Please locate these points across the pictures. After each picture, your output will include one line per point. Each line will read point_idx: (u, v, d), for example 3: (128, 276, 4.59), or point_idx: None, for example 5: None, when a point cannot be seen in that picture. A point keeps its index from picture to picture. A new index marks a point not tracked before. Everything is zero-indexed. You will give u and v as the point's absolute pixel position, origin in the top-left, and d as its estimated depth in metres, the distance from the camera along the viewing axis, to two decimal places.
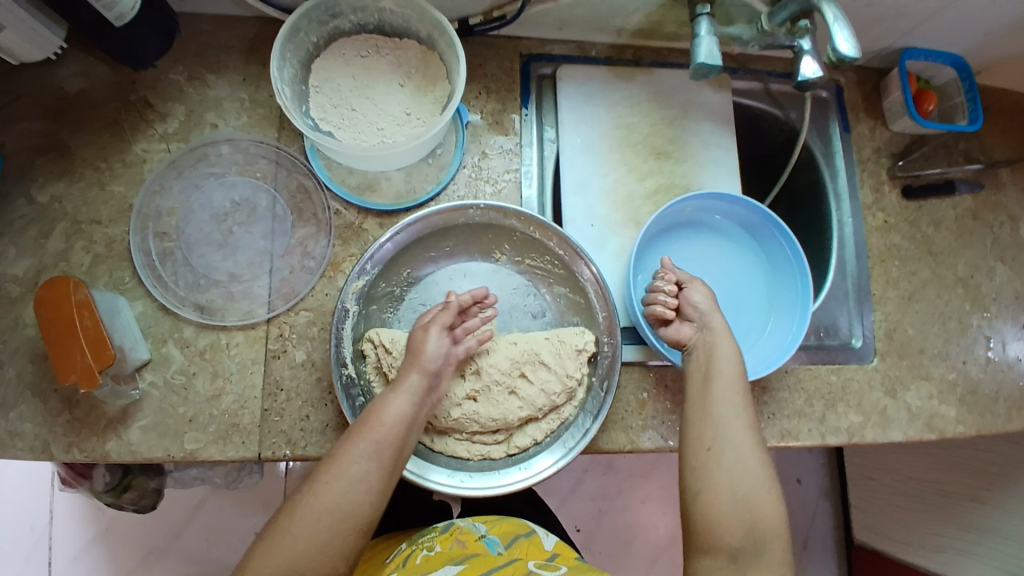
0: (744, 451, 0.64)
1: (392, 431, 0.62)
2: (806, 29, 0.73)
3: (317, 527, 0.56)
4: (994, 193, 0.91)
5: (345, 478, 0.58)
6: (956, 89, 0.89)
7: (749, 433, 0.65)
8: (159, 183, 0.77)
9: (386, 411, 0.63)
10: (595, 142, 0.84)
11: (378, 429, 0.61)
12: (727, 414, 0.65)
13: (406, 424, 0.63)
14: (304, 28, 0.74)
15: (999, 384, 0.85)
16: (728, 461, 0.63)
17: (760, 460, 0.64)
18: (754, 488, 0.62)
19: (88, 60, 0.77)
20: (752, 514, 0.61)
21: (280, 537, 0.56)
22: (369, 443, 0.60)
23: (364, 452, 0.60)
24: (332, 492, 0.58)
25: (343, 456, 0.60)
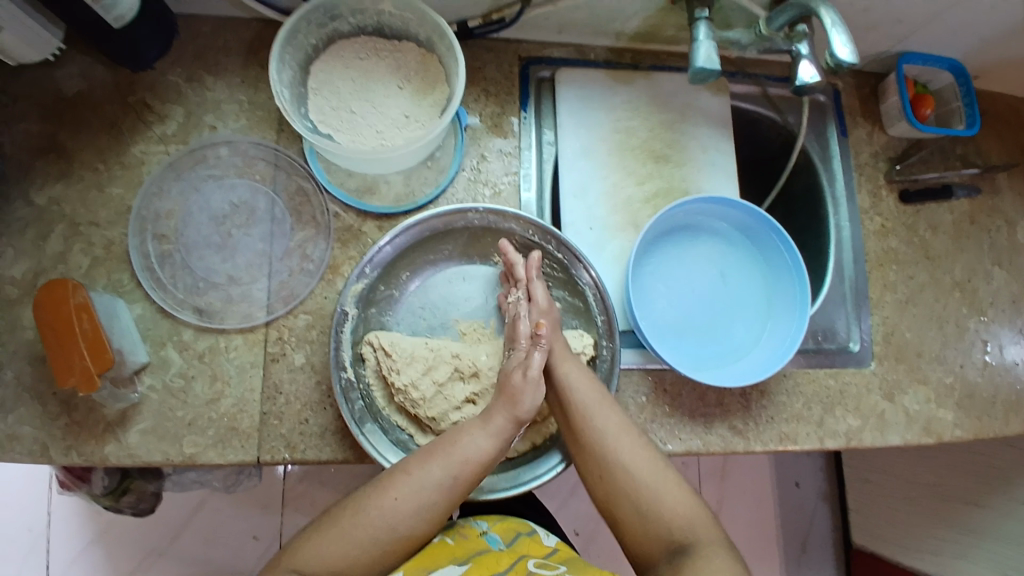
0: (621, 460, 0.63)
1: (469, 467, 0.62)
2: (804, 34, 0.74)
3: (371, 534, 0.59)
4: (992, 197, 0.92)
5: (410, 493, 0.60)
6: (953, 95, 0.90)
7: (626, 438, 0.65)
8: (158, 186, 0.77)
9: (464, 445, 0.63)
10: (595, 146, 0.84)
11: (457, 457, 0.62)
12: (600, 421, 0.66)
13: (482, 464, 0.63)
14: (303, 30, 0.74)
15: (996, 387, 0.85)
16: (615, 477, 0.63)
17: (643, 456, 0.64)
18: (652, 490, 0.62)
19: (86, 62, 0.77)
20: (665, 518, 0.60)
21: (327, 537, 0.59)
22: (446, 469, 0.62)
23: (439, 476, 0.61)
24: (396, 507, 0.60)
25: (411, 471, 0.62)
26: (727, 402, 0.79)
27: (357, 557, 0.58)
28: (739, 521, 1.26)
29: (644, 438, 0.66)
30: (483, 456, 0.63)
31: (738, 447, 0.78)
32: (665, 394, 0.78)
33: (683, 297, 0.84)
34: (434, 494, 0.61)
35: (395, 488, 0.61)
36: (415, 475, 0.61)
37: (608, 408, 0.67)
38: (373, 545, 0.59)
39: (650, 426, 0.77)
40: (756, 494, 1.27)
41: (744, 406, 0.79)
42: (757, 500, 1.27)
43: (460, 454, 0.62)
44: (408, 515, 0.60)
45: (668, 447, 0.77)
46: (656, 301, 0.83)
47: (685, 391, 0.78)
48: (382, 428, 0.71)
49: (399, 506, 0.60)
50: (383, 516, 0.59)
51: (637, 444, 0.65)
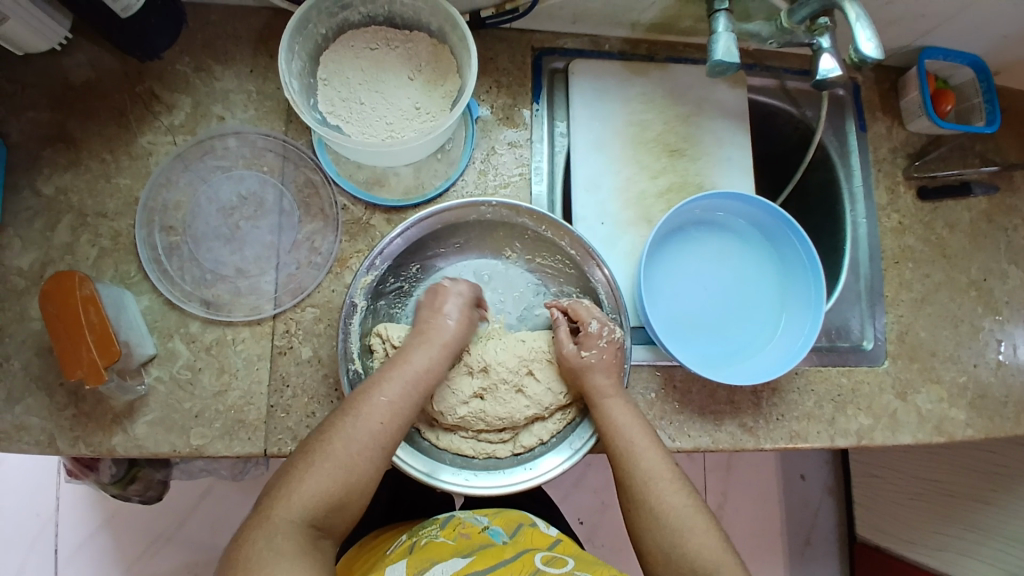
0: (655, 501, 0.63)
1: (426, 375, 0.65)
2: (826, 27, 0.71)
3: (358, 459, 0.59)
4: (1010, 195, 0.90)
5: (377, 410, 0.61)
6: (974, 91, 0.88)
7: (661, 482, 0.64)
8: (166, 176, 0.76)
9: (413, 361, 0.65)
10: (608, 139, 0.83)
11: (410, 369, 0.65)
12: (645, 452, 0.66)
13: (433, 373, 0.66)
14: (314, 19, 0.73)
15: (1009, 388, 0.84)
16: (647, 515, 0.63)
17: (678, 501, 0.63)
18: (680, 531, 0.61)
19: (94, 50, 0.76)
20: (689, 559, 0.60)
21: (317, 466, 0.58)
22: (402, 383, 0.64)
23: (397, 391, 0.63)
24: (372, 427, 0.60)
25: (374, 394, 0.62)
26: (737, 400, 0.78)
27: (350, 481, 0.58)
28: (742, 515, 1.26)
29: (683, 482, 0.65)
30: (431, 368, 0.66)
31: (748, 445, 0.78)
32: (675, 390, 0.77)
33: (696, 293, 0.82)
34: (395, 401, 0.62)
35: (363, 410, 0.61)
36: (375, 395, 0.62)
37: (645, 445, 0.66)
38: (358, 466, 0.59)
39: (660, 423, 0.77)
40: (761, 487, 1.27)
41: (755, 404, 0.79)
42: (762, 493, 1.27)
43: (412, 370, 0.65)
44: (382, 431, 0.61)
45: (676, 445, 0.76)
46: (670, 298, 0.82)
47: (695, 388, 0.78)
48: None
49: (371, 425, 0.60)
50: (364, 436, 0.60)
51: (672, 486, 0.64)
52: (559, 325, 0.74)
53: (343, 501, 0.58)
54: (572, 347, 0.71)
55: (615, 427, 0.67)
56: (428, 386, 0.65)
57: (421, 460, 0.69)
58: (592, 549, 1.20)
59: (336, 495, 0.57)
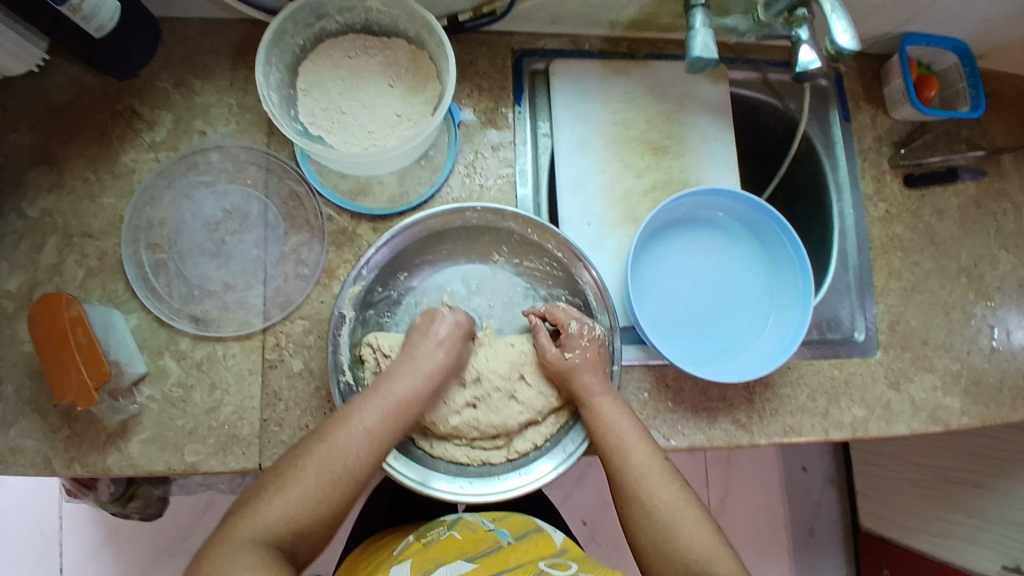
0: (647, 497, 0.63)
1: (407, 401, 0.65)
2: (804, 19, 0.72)
3: (331, 484, 0.60)
4: (997, 179, 0.90)
5: (354, 438, 0.61)
6: (957, 76, 0.88)
7: (652, 476, 0.64)
8: (150, 194, 0.76)
9: (395, 386, 0.65)
10: (591, 139, 0.83)
11: (391, 397, 0.64)
12: (635, 445, 0.66)
13: (415, 403, 0.65)
14: (290, 31, 0.73)
15: (1003, 373, 0.84)
16: (639, 511, 0.63)
17: (669, 495, 0.64)
18: (672, 524, 0.62)
19: (73, 71, 0.76)
20: (680, 552, 0.61)
21: (285, 488, 0.59)
22: (382, 411, 0.63)
23: (377, 418, 0.63)
24: (343, 461, 0.60)
25: (352, 417, 0.62)
26: (730, 396, 0.78)
27: (319, 505, 0.59)
28: (744, 509, 1.26)
29: (673, 475, 0.65)
30: (413, 397, 0.65)
31: (742, 440, 0.78)
32: (667, 389, 0.78)
33: (685, 291, 0.83)
34: (374, 430, 0.62)
35: (337, 438, 0.61)
36: (354, 421, 0.62)
37: (634, 441, 0.66)
38: (327, 495, 0.59)
39: (653, 422, 0.77)
40: (761, 477, 1.27)
41: (748, 400, 0.79)
42: (764, 485, 1.27)
43: (394, 398, 0.64)
44: (352, 466, 0.60)
45: (671, 443, 0.77)
46: (659, 296, 0.82)
47: (687, 385, 0.78)
48: None
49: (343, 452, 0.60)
50: (338, 460, 0.60)
51: (663, 482, 0.64)
52: (538, 329, 0.74)
53: (308, 527, 0.59)
54: (555, 351, 0.71)
55: (605, 424, 0.67)
56: (409, 412, 0.65)
57: (415, 469, 0.69)
58: (595, 546, 1.20)
59: (302, 519, 0.58)
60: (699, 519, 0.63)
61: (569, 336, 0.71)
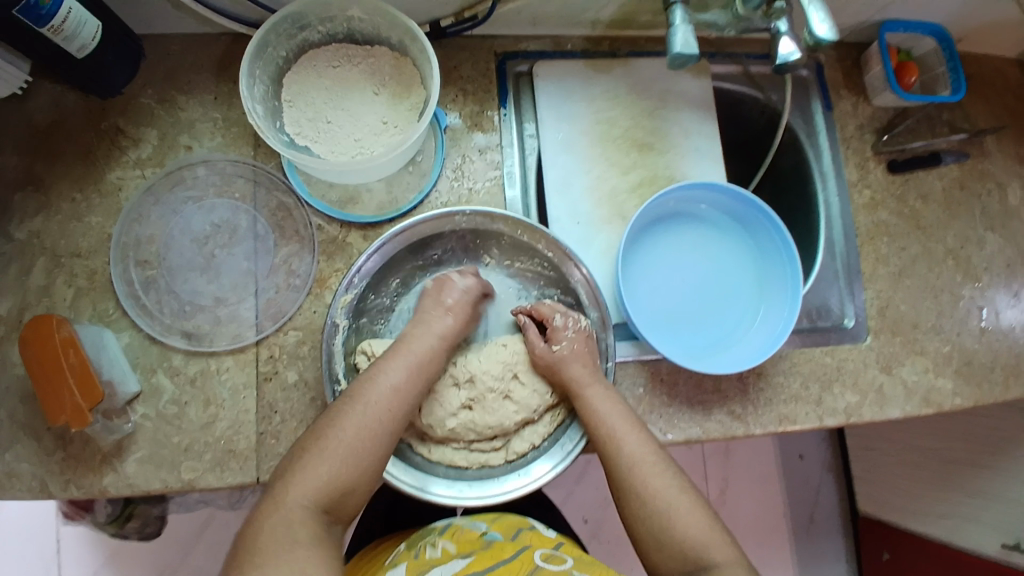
0: (641, 485, 0.63)
1: (427, 358, 0.67)
2: (782, 11, 0.71)
3: (365, 442, 0.59)
4: (980, 161, 0.91)
5: (381, 396, 0.62)
6: (938, 60, 0.88)
7: (646, 465, 0.65)
8: (136, 211, 0.76)
9: (414, 346, 0.67)
10: (577, 138, 0.83)
11: (411, 354, 0.67)
12: (629, 434, 0.66)
13: (432, 360, 0.68)
14: (272, 42, 0.73)
15: (993, 353, 0.85)
16: (635, 500, 0.63)
17: (664, 484, 0.63)
18: (667, 511, 0.62)
19: (55, 90, 0.75)
20: (678, 539, 0.61)
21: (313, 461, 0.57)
22: (406, 368, 0.65)
23: (400, 377, 0.64)
24: (377, 414, 0.61)
25: (377, 377, 0.63)
26: (725, 388, 0.79)
27: (354, 467, 0.58)
28: (747, 497, 1.27)
29: (667, 463, 0.65)
30: (430, 354, 0.68)
31: (738, 431, 0.78)
32: (662, 383, 0.78)
33: (676, 286, 0.83)
34: (399, 386, 0.64)
35: (369, 398, 0.62)
36: (379, 380, 0.63)
37: (626, 429, 0.67)
38: (365, 449, 0.59)
39: (650, 417, 0.77)
40: (760, 466, 1.28)
41: (742, 390, 0.79)
42: (764, 474, 1.28)
43: (414, 356, 0.67)
44: (387, 416, 0.61)
45: (668, 437, 0.77)
46: (651, 293, 0.82)
47: (682, 379, 0.78)
48: None
49: (370, 417, 0.60)
50: (372, 418, 0.60)
51: (658, 471, 0.64)
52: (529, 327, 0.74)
53: (349, 485, 0.58)
54: (543, 345, 0.72)
55: (597, 415, 0.68)
56: (428, 371, 0.67)
57: (414, 474, 0.69)
58: (597, 544, 1.20)
59: (340, 482, 0.57)
60: (696, 508, 0.62)
61: (558, 329, 0.72)
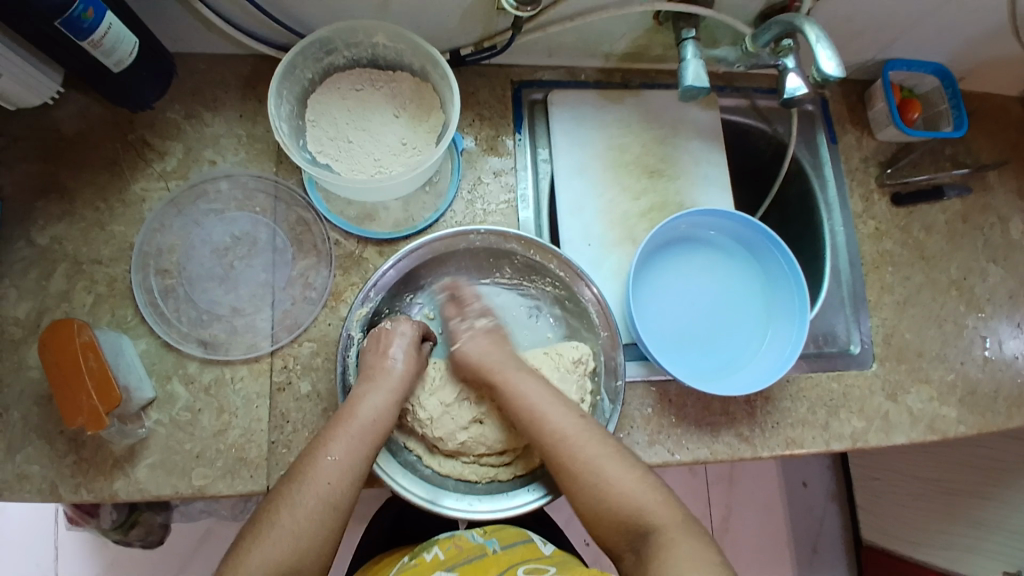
0: (570, 460, 0.63)
1: (372, 423, 0.64)
2: (789, 49, 0.74)
3: (305, 524, 0.57)
4: (981, 195, 0.93)
5: (322, 471, 0.60)
6: (940, 97, 0.92)
7: (571, 437, 0.64)
8: (160, 221, 0.77)
9: (363, 410, 0.65)
10: (589, 163, 0.86)
11: (358, 423, 0.64)
12: (552, 411, 0.66)
13: (381, 423, 0.65)
14: (300, 65, 0.76)
15: (998, 383, 0.86)
16: (570, 477, 0.63)
17: (594, 453, 0.63)
18: (599, 483, 0.61)
19: (87, 103, 0.78)
20: (618, 508, 0.60)
21: (265, 541, 0.56)
22: (348, 440, 0.62)
23: (342, 450, 0.62)
24: (319, 488, 0.59)
25: (319, 454, 0.61)
26: (732, 411, 0.80)
27: (301, 550, 0.56)
28: (748, 524, 1.26)
29: (593, 432, 0.65)
30: (378, 417, 0.65)
31: (746, 454, 0.79)
32: (671, 405, 0.79)
33: (684, 309, 0.84)
34: (342, 460, 0.61)
35: (309, 475, 0.60)
36: (318, 455, 0.61)
37: (551, 406, 0.66)
38: (309, 530, 0.57)
39: (659, 438, 0.77)
40: (762, 494, 1.27)
41: (750, 414, 0.80)
42: (766, 500, 1.27)
43: (360, 422, 0.64)
44: (332, 493, 0.59)
45: (677, 458, 0.77)
46: (658, 314, 0.83)
47: (690, 401, 0.79)
48: (390, 450, 0.71)
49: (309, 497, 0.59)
50: (310, 498, 0.58)
51: (588, 443, 0.64)
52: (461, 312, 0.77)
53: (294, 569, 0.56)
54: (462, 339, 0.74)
55: (521, 398, 0.67)
56: (375, 439, 0.64)
57: (424, 487, 0.69)
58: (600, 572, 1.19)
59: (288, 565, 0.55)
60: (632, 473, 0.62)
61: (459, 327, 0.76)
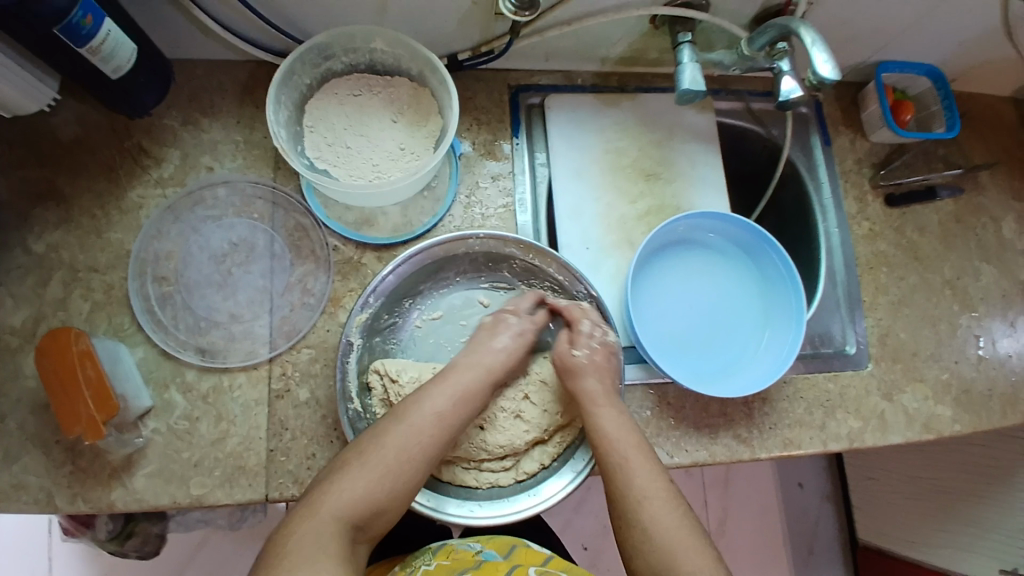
0: (649, 518, 0.62)
1: (471, 391, 0.68)
2: (784, 52, 0.75)
3: (402, 465, 0.62)
4: (974, 196, 0.94)
5: (422, 421, 0.64)
6: (933, 98, 0.92)
7: (656, 499, 0.63)
8: (156, 227, 0.77)
9: (458, 378, 0.68)
10: (587, 167, 0.86)
11: (457, 386, 0.68)
12: (636, 459, 0.66)
13: (478, 391, 0.69)
14: (298, 71, 0.75)
15: (991, 381, 0.87)
16: (639, 533, 0.62)
17: (673, 521, 0.62)
18: (670, 547, 0.60)
19: (82, 108, 0.78)
20: None
21: (356, 471, 0.60)
22: (449, 396, 0.67)
23: (444, 405, 0.66)
24: (418, 438, 0.63)
25: (421, 404, 0.65)
26: (731, 412, 0.80)
27: (388, 488, 0.61)
28: (744, 527, 1.27)
29: (676, 501, 0.63)
30: (477, 385, 0.69)
31: (744, 455, 0.79)
32: (669, 407, 0.79)
33: (683, 311, 0.85)
34: (442, 414, 0.65)
35: (410, 421, 0.64)
36: (424, 406, 0.65)
37: (638, 460, 0.66)
38: (401, 471, 0.61)
39: (658, 441, 0.78)
40: (758, 497, 1.28)
41: (748, 415, 0.80)
42: (762, 504, 1.28)
43: (457, 388, 0.68)
44: (426, 442, 0.63)
45: (675, 461, 0.78)
46: (658, 317, 0.84)
47: (688, 403, 0.79)
48: None
49: (399, 444, 0.62)
50: (411, 443, 0.63)
51: (666, 504, 0.63)
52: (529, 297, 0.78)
53: (379, 506, 0.60)
54: (567, 347, 0.74)
55: (603, 435, 0.68)
56: (471, 403, 0.68)
57: (425, 494, 0.69)
58: (599, 574, 1.19)
59: (373, 500, 0.59)
60: (705, 555, 0.60)
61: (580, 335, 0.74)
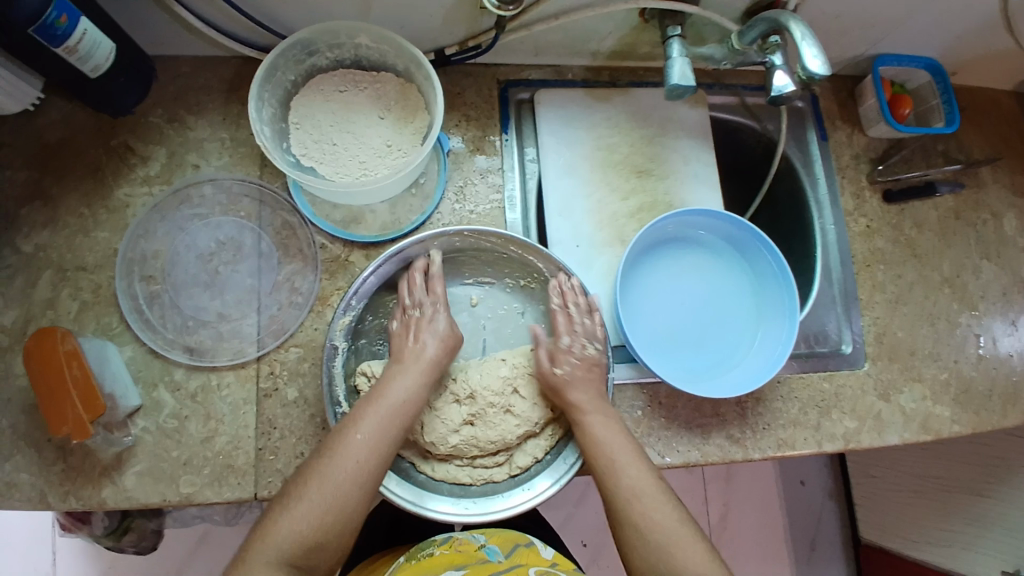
0: (642, 517, 0.63)
1: (402, 407, 0.66)
2: (777, 46, 0.73)
3: (337, 496, 0.60)
4: (975, 191, 0.92)
5: (353, 450, 0.62)
6: (931, 92, 0.90)
7: (645, 498, 0.64)
8: (144, 227, 0.77)
9: (392, 391, 0.66)
10: (578, 162, 0.85)
11: (387, 404, 0.65)
12: (626, 460, 0.66)
13: (410, 403, 0.66)
14: (281, 67, 0.75)
15: (991, 381, 0.85)
16: (632, 531, 0.63)
17: (666, 516, 0.63)
18: (665, 542, 0.62)
19: (69, 108, 0.78)
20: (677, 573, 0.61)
21: (298, 505, 0.59)
22: (378, 421, 0.64)
23: (373, 426, 0.63)
24: (349, 463, 0.61)
25: (349, 432, 0.63)
26: (723, 412, 0.79)
27: (331, 523, 0.59)
28: (746, 522, 1.26)
29: (668, 494, 0.65)
30: (409, 400, 0.66)
31: (736, 456, 0.78)
32: (661, 406, 0.78)
33: (674, 310, 0.84)
34: (372, 440, 0.63)
35: (339, 451, 0.62)
36: (352, 435, 0.62)
37: (627, 459, 0.66)
38: (341, 499, 0.60)
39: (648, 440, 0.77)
40: (761, 493, 1.27)
41: (741, 415, 0.79)
42: (764, 500, 1.27)
43: (392, 401, 0.66)
44: (364, 471, 0.61)
45: (666, 461, 0.77)
46: (648, 315, 0.83)
47: (680, 403, 0.79)
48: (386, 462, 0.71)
49: (341, 476, 0.60)
50: (341, 472, 0.60)
51: (660, 502, 0.64)
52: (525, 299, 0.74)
53: (323, 540, 0.59)
54: (547, 364, 0.73)
55: (595, 442, 0.67)
56: (405, 417, 0.66)
57: (413, 491, 0.68)
58: (598, 570, 1.19)
59: (319, 530, 0.59)
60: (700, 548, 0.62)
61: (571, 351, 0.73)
